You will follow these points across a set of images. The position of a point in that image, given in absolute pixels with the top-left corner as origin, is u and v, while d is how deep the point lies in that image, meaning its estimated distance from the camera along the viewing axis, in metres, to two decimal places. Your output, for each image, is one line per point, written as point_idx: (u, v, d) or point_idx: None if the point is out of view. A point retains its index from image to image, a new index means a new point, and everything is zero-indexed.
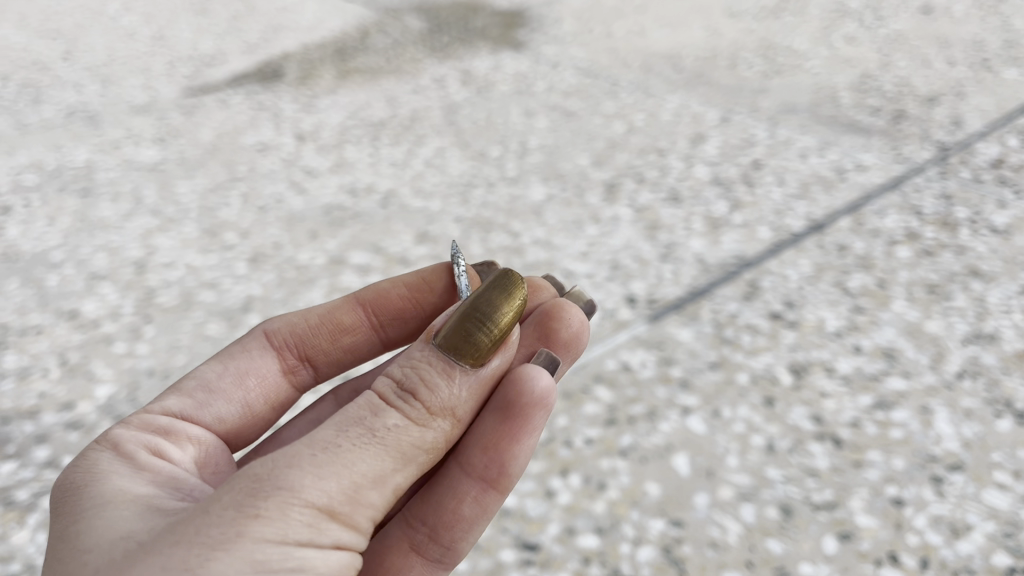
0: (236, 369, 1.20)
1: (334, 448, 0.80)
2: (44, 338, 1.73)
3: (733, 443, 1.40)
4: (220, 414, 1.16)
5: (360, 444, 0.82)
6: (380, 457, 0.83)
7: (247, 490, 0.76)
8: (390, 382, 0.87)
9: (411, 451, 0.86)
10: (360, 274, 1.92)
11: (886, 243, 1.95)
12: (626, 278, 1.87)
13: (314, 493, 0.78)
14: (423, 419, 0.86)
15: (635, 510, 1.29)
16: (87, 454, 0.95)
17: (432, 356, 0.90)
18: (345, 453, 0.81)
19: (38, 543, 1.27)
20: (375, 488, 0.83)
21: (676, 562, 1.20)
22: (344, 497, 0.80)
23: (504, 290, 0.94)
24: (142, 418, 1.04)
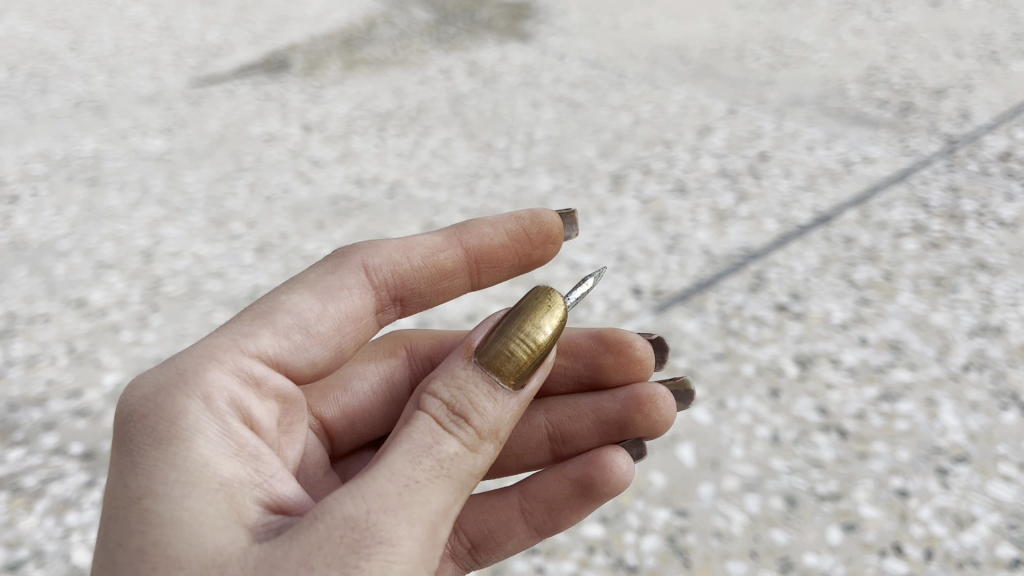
0: (339, 316, 1.13)
1: (409, 497, 0.85)
2: (52, 326, 1.74)
3: (738, 434, 1.41)
4: (313, 358, 1.11)
5: (433, 489, 0.87)
6: (448, 492, 0.89)
7: (347, 550, 0.81)
8: (441, 405, 0.92)
9: (470, 476, 0.91)
10: None
11: (893, 235, 1.94)
12: (632, 269, 1.87)
13: (405, 546, 0.83)
14: (477, 444, 0.92)
15: (640, 500, 1.30)
16: (171, 402, 0.91)
17: (477, 377, 0.94)
18: (422, 503, 0.86)
19: (45, 529, 1.28)
20: (444, 524, 0.89)
21: (680, 551, 1.20)
22: (424, 541, 0.86)
23: (543, 310, 0.99)
24: (234, 361, 1.00)
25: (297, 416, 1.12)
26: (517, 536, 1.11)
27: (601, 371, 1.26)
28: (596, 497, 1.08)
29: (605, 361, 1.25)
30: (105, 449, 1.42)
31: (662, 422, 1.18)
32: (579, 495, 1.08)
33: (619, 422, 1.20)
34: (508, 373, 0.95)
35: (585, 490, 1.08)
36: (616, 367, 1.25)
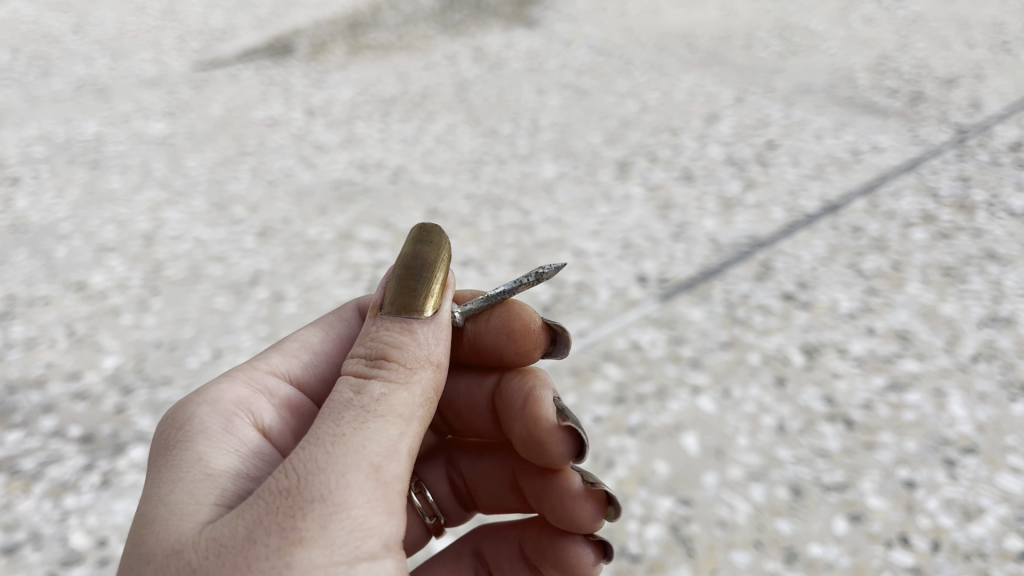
0: (331, 340, 1.12)
1: (344, 447, 0.77)
2: (52, 309, 1.72)
3: (743, 423, 1.39)
4: (324, 376, 1.10)
5: (368, 429, 0.79)
6: (387, 427, 0.80)
7: (284, 514, 0.73)
8: (359, 361, 0.86)
9: (410, 410, 0.84)
10: (368, 249, 1.91)
11: (901, 225, 1.92)
12: (637, 257, 1.85)
13: (350, 496, 0.76)
14: (406, 377, 0.84)
15: (644, 488, 1.28)
16: (182, 409, 0.94)
17: (385, 324, 0.89)
18: (358, 446, 0.78)
19: (43, 511, 1.27)
20: (394, 460, 0.80)
21: (684, 541, 1.19)
22: (373, 486, 0.77)
23: (432, 251, 0.94)
24: (248, 377, 1.03)
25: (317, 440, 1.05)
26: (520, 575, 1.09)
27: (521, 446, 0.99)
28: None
29: (524, 438, 0.97)
30: (104, 433, 1.41)
31: (579, 524, 0.99)
32: (559, 565, 1.03)
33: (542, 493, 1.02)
34: (411, 305, 0.89)
35: (558, 564, 1.03)
36: (533, 449, 0.96)
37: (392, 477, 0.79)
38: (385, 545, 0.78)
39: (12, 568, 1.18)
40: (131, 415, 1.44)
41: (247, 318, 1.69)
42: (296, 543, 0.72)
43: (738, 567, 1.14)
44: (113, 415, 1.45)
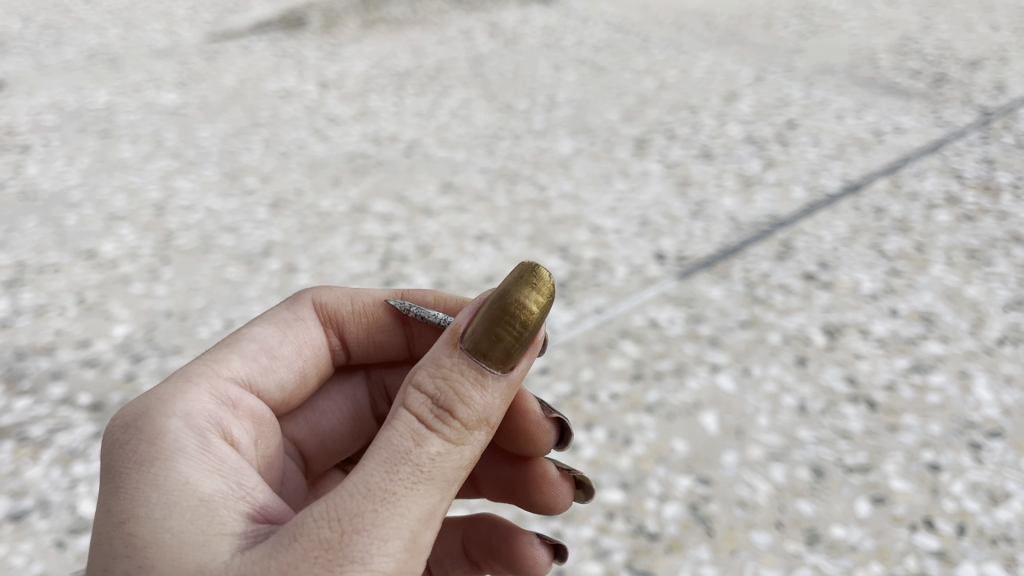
0: (287, 343, 1.05)
1: (388, 505, 0.71)
2: (62, 276, 1.70)
3: (764, 402, 1.36)
4: (280, 382, 1.04)
5: (414, 495, 0.73)
6: (431, 496, 0.74)
7: (318, 569, 0.68)
8: (424, 401, 0.76)
9: (454, 476, 0.76)
10: (382, 222, 1.88)
11: (924, 206, 1.89)
12: (655, 234, 1.82)
13: (383, 561, 0.70)
14: (463, 440, 0.76)
15: (662, 466, 1.25)
16: (152, 418, 0.82)
17: (465, 365, 0.77)
18: (402, 512, 0.72)
19: (51, 478, 1.25)
20: (427, 528, 0.74)
21: (703, 520, 1.17)
22: (405, 553, 0.72)
23: (538, 287, 0.79)
24: (214, 386, 0.92)
25: (268, 455, 0.99)
26: (465, 571, 1.05)
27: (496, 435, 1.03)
28: (512, 566, 1.00)
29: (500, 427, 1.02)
30: (114, 401, 1.39)
31: (552, 506, 1.05)
32: (502, 559, 1.00)
33: (509, 483, 1.06)
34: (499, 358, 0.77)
35: (500, 556, 1.00)
36: (512, 436, 1.01)
37: (421, 545, 0.74)
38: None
39: (19, 535, 1.16)
40: (140, 384, 1.42)
41: (259, 289, 1.67)
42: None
43: (759, 548, 1.12)
44: (123, 383, 1.43)
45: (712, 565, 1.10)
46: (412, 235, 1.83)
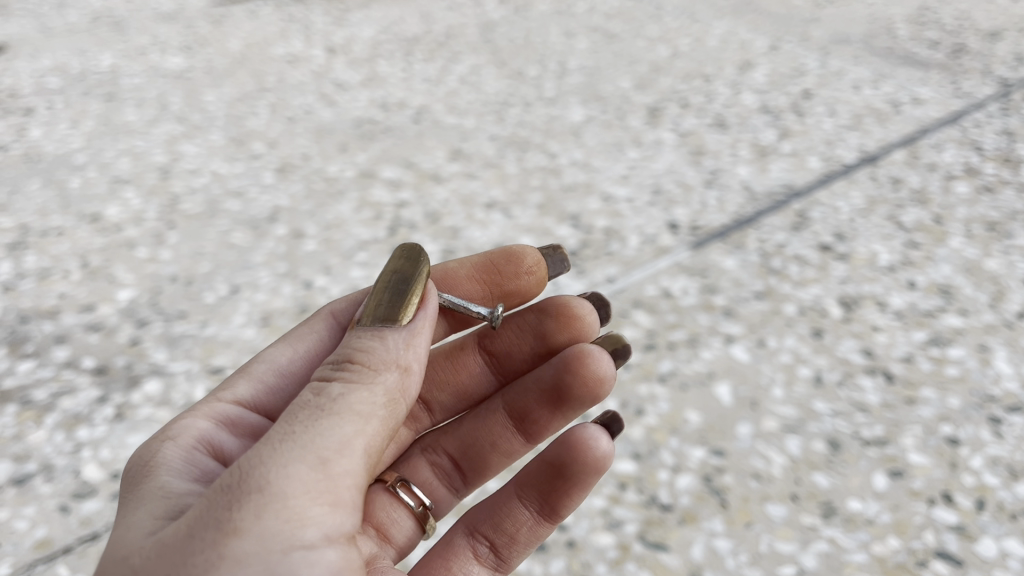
0: (299, 358, 1.07)
1: (290, 440, 0.75)
2: (66, 239, 1.68)
3: (779, 373, 1.34)
4: (291, 398, 1.06)
5: (315, 427, 0.77)
6: (338, 428, 0.77)
7: (223, 505, 0.72)
8: (326, 364, 0.84)
9: (365, 411, 0.80)
10: (390, 188, 1.85)
11: (943, 178, 1.85)
12: (669, 203, 1.79)
13: (287, 486, 0.73)
14: (368, 379, 0.82)
15: (675, 437, 1.23)
16: (144, 449, 0.91)
17: (362, 333, 0.85)
18: (302, 440, 0.76)
19: (55, 442, 1.23)
20: (343, 454, 0.77)
21: (716, 491, 1.15)
22: (314, 475, 0.75)
23: (410, 262, 0.91)
24: (211, 409, 0.99)
25: None
26: (524, 523, 0.97)
27: (546, 337, 1.17)
28: (567, 479, 0.95)
29: (549, 327, 1.17)
30: (119, 365, 1.37)
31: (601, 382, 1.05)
32: (555, 476, 0.96)
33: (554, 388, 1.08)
34: (385, 314, 0.86)
35: (553, 470, 0.96)
36: (560, 329, 1.16)
37: (338, 468, 0.77)
38: (322, 533, 0.75)
39: (22, 500, 1.15)
40: (146, 348, 1.41)
41: (266, 254, 1.64)
42: (229, 535, 0.71)
43: (774, 520, 1.10)
44: (127, 348, 1.41)
45: (726, 537, 1.08)
46: (421, 201, 1.80)
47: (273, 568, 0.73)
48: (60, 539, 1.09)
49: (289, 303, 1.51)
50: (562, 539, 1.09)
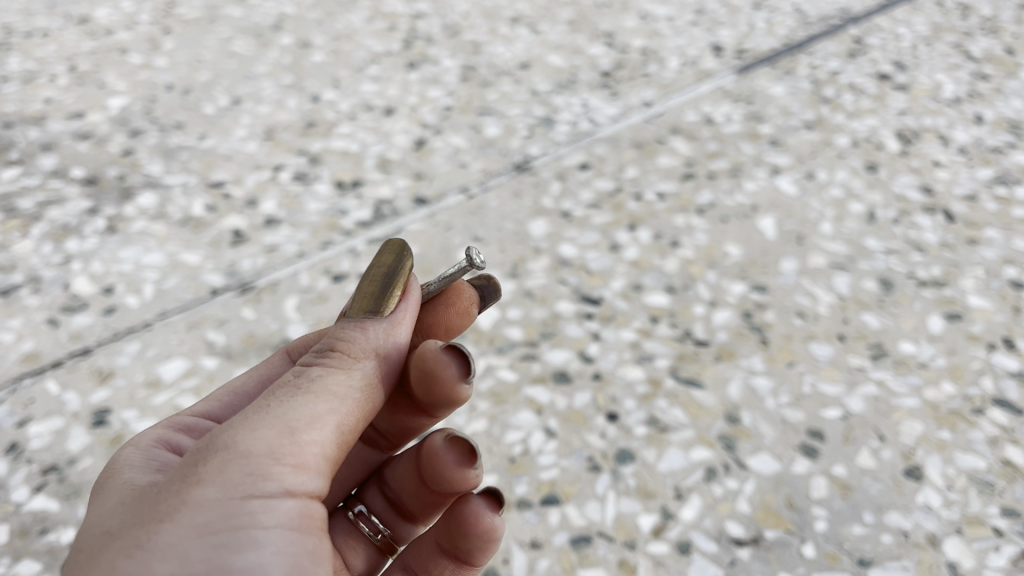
0: (256, 378, 0.79)
1: (264, 403, 0.59)
2: (52, 43, 1.54)
3: (829, 208, 1.23)
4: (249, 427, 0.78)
5: (286, 395, 0.60)
6: (315, 401, 0.60)
7: (188, 461, 0.58)
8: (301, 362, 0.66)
9: (348, 388, 0.62)
10: (406, 0, 1.69)
11: (1016, 8, 1.68)
12: (712, 25, 1.63)
13: (252, 444, 0.57)
14: (347, 364, 0.63)
15: (713, 271, 1.13)
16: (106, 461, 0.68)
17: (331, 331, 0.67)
18: (273, 404, 0.59)
19: (43, 254, 1.14)
20: (315, 423, 0.59)
21: (757, 328, 1.06)
22: (278, 436, 0.58)
23: (391, 248, 0.71)
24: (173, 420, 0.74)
25: None
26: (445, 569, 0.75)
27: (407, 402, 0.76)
28: (476, 541, 0.71)
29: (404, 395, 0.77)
30: (111, 177, 1.26)
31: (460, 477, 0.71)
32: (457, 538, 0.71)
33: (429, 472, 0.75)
34: (373, 300, 0.67)
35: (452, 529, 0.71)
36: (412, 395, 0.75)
37: (309, 436, 0.59)
38: (284, 501, 0.58)
39: (8, 311, 1.07)
40: (139, 159, 1.29)
41: (270, 65, 1.50)
42: (190, 487, 0.56)
43: (818, 360, 1.02)
44: (119, 158, 1.30)
45: (766, 376, 1.00)
46: (439, 14, 1.64)
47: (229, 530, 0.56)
48: (49, 354, 1.02)
49: (295, 117, 1.39)
50: (589, 372, 1.00)
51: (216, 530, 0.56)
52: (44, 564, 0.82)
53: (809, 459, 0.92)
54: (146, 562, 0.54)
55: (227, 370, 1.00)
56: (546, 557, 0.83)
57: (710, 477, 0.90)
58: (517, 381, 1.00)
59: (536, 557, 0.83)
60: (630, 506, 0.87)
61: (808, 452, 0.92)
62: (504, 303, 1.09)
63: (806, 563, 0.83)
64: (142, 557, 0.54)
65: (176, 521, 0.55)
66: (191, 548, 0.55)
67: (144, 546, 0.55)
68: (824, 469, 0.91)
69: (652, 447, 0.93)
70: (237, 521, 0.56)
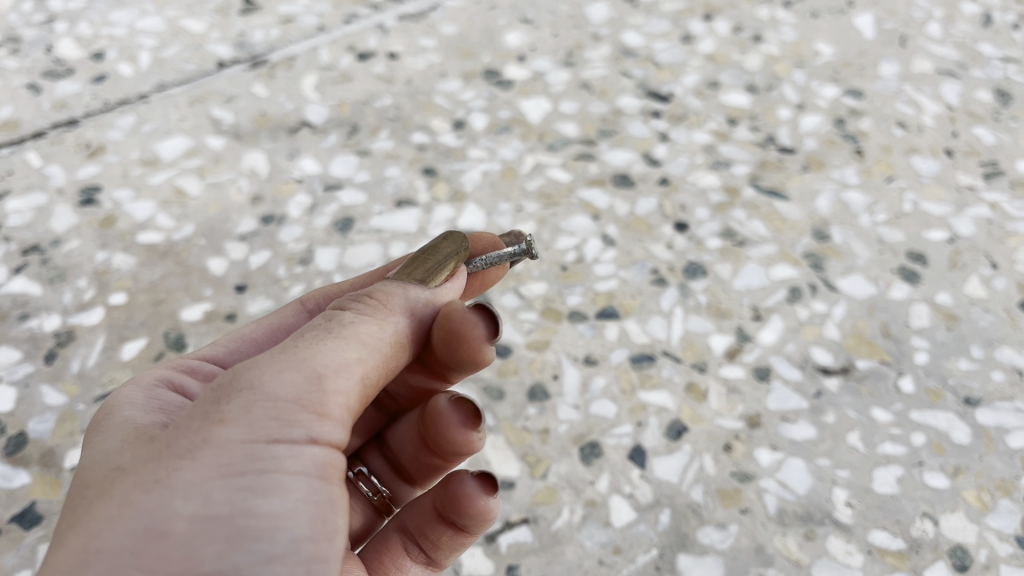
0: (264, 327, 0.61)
1: (286, 346, 0.46)
2: None
3: (937, 8, 1.05)
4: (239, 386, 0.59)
5: (312, 339, 0.47)
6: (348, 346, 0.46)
7: (204, 400, 0.45)
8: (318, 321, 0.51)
9: (386, 342, 0.49)
10: None
11: None
12: None
13: (279, 385, 0.44)
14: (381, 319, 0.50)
15: (801, 72, 0.97)
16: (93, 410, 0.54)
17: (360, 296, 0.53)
18: (297, 347, 0.46)
19: (22, 13, 0.98)
20: (347, 371, 0.46)
21: (850, 137, 0.91)
22: (306, 379, 0.45)
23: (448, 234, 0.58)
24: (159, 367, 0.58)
25: None
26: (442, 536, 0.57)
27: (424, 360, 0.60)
28: (469, 517, 0.54)
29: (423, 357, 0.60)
30: None
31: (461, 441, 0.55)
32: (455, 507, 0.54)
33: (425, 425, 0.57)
34: (423, 264, 0.55)
35: (440, 497, 0.55)
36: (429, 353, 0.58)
37: (342, 383, 0.46)
38: (312, 451, 0.44)
39: None
40: None
41: None
42: (209, 426, 0.43)
43: (921, 175, 0.88)
44: None
45: (861, 190, 0.86)
46: None
47: (246, 480, 0.43)
48: (29, 123, 0.88)
49: None
50: (655, 176, 0.86)
51: (240, 475, 0.43)
52: (24, 353, 0.72)
53: (909, 285, 0.79)
54: (165, 501, 0.41)
55: (235, 152, 0.86)
56: (602, 376, 0.72)
57: (794, 298, 0.77)
58: (572, 180, 0.85)
59: (591, 375, 0.72)
60: (700, 325, 0.75)
61: (908, 277, 0.79)
62: (557, 95, 0.93)
63: (903, 399, 0.72)
64: (156, 496, 0.42)
65: (197, 459, 0.42)
66: (213, 492, 0.42)
67: (162, 481, 0.42)
68: (926, 296, 0.78)
69: (727, 262, 0.80)
70: (260, 465, 0.43)
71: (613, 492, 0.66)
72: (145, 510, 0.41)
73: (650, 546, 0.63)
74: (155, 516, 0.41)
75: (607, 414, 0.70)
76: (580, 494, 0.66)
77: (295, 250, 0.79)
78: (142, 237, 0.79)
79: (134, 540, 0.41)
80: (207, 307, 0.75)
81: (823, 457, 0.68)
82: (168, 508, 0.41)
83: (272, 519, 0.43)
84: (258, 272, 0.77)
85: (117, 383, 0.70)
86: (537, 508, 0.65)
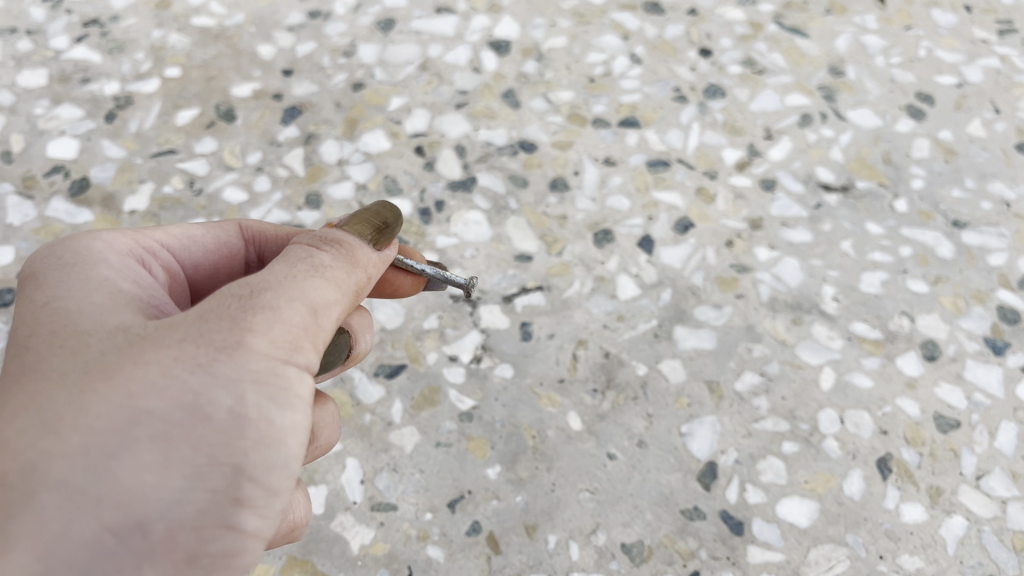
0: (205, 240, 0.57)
1: (293, 272, 0.44)
2: None
3: None
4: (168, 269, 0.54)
5: (301, 270, 0.44)
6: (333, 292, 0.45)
7: (222, 299, 0.42)
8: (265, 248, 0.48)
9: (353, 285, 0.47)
10: None
11: None
12: None
13: (295, 309, 0.42)
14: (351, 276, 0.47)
15: None
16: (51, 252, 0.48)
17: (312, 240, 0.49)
18: (295, 274, 0.44)
19: None
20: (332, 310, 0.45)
21: None
22: (307, 310, 0.43)
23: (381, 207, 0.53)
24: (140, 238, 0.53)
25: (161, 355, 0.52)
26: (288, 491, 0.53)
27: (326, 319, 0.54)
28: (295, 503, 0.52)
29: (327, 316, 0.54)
30: None
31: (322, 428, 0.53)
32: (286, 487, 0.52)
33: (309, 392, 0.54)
34: (371, 223, 0.51)
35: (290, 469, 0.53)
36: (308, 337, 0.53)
37: (329, 321, 0.45)
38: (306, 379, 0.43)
39: None
40: None
41: None
42: (239, 331, 0.41)
43: (938, 26, 0.91)
44: None
45: (879, 35, 0.90)
46: None
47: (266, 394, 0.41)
48: None
49: None
50: (684, 7, 0.90)
51: (263, 385, 0.41)
52: (87, 112, 0.77)
53: (914, 121, 0.84)
54: (207, 387, 0.39)
55: None
56: (620, 175, 0.78)
57: (805, 124, 0.82)
58: (605, 5, 0.90)
59: (609, 174, 0.78)
60: (715, 139, 0.80)
61: (914, 114, 0.84)
62: None
63: (896, 217, 0.77)
64: (200, 378, 0.39)
65: (233, 357, 0.40)
66: (245, 393, 0.40)
67: (203, 366, 0.39)
68: (929, 132, 0.83)
69: (745, 87, 0.84)
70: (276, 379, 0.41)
71: (620, 271, 0.72)
72: (190, 390, 0.39)
73: (651, 317, 0.70)
74: (198, 401, 0.39)
75: (620, 207, 0.76)
76: (590, 270, 0.72)
77: (339, 43, 0.84)
78: (196, 20, 0.84)
79: (179, 414, 0.39)
80: (255, 86, 0.80)
81: (816, 258, 0.74)
82: (212, 397, 0.39)
83: (283, 432, 0.41)
84: (304, 60, 0.82)
85: (172, 144, 0.76)
86: (551, 279, 0.71)
